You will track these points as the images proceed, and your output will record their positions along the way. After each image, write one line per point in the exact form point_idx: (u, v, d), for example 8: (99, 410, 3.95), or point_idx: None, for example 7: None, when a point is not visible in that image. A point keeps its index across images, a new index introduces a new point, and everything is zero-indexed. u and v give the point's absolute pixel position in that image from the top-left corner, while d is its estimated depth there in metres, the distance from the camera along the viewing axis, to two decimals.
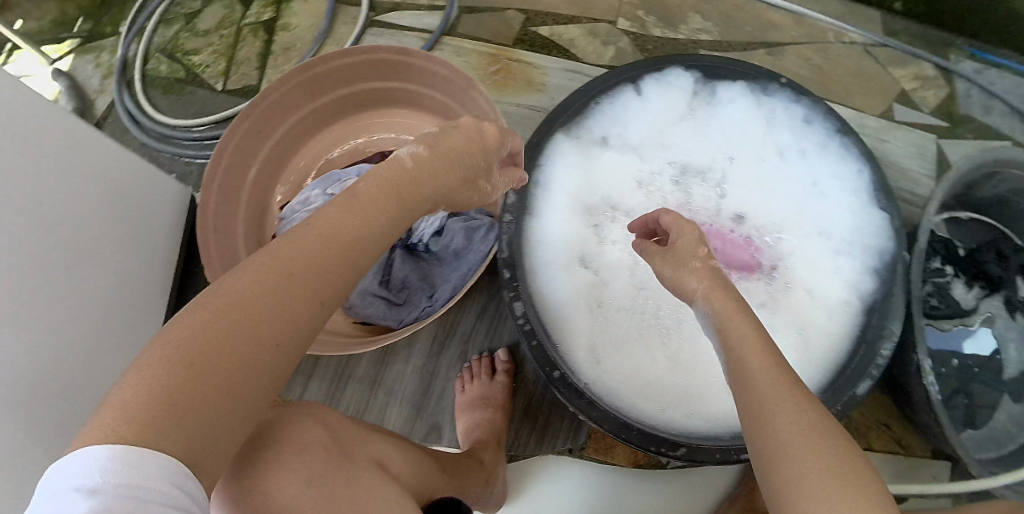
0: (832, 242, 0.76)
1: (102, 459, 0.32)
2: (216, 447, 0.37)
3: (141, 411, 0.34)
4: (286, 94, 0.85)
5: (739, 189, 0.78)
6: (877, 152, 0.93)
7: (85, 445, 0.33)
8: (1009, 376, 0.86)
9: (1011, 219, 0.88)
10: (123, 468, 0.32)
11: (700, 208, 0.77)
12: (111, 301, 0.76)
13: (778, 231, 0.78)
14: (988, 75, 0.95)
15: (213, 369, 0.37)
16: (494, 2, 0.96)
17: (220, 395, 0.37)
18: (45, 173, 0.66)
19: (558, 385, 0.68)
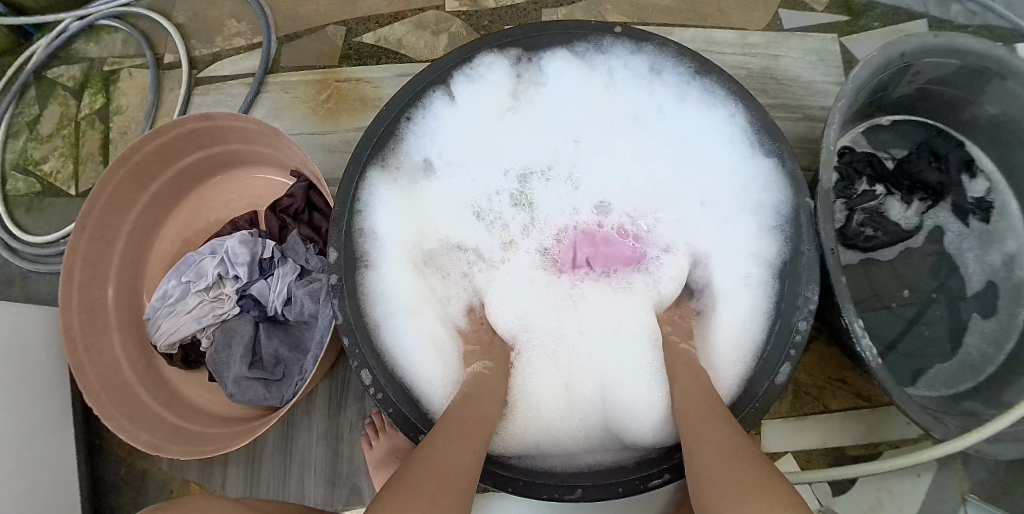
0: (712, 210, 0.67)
1: None
2: None
3: None
4: (117, 192, 0.78)
5: (589, 177, 0.70)
6: (774, 71, 0.79)
7: None
8: (971, 291, 0.73)
9: (941, 111, 0.74)
10: None
11: (552, 217, 0.70)
12: (17, 434, 0.73)
13: (650, 216, 0.69)
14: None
15: None
16: (314, 22, 0.91)
17: None
18: None
19: None
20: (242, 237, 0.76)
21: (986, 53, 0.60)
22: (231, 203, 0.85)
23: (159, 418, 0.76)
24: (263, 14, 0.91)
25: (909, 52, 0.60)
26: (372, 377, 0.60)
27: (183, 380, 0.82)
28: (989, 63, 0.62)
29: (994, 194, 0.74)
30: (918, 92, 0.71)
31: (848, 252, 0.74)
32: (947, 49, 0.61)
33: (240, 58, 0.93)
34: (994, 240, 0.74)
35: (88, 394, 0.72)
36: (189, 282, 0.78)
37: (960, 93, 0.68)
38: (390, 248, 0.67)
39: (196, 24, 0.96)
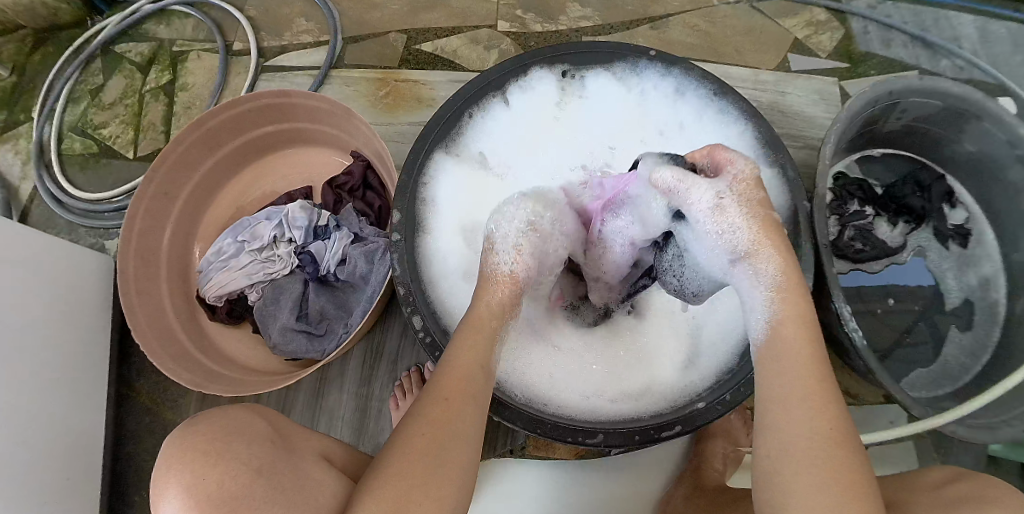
0: None
1: None
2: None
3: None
4: (185, 154, 0.84)
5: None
6: (781, 105, 0.92)
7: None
8: (951, 306, 0.84)
9: (925, 148, 0.87)
10: None
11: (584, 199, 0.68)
12: (56, 370, 0.77)
13: None
14: (884, 8, 0.97)
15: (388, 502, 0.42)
16: (378, 27, 1.02)
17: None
18: None
19: None
20: (302, 204, 0.82)
21: (963, 96, 0.74)
22: (288, 176, 0.92)
23: (199, 362, 0.80)
24: (331, 17, 1.01)
25: (896, 90, 0.73)
26: (423, 322, 0.65)
27: (219, 335, 0.86)
28: (966, 105, 0.75)
29: (972, 223, 0.86)
30: (906, 128, 0.84)
31: (842, 262, 0.84)
32: (929, 90, 0.74)
33: (306, 53, 1.02)
34: (970, 263, 0.85)
35: (137, 333, 0.76)
36: (245, 242, 0.83)
37: (942, 131, 0.81)
38: (443, 222, 0.73)
39: (267, 18, 1.06)
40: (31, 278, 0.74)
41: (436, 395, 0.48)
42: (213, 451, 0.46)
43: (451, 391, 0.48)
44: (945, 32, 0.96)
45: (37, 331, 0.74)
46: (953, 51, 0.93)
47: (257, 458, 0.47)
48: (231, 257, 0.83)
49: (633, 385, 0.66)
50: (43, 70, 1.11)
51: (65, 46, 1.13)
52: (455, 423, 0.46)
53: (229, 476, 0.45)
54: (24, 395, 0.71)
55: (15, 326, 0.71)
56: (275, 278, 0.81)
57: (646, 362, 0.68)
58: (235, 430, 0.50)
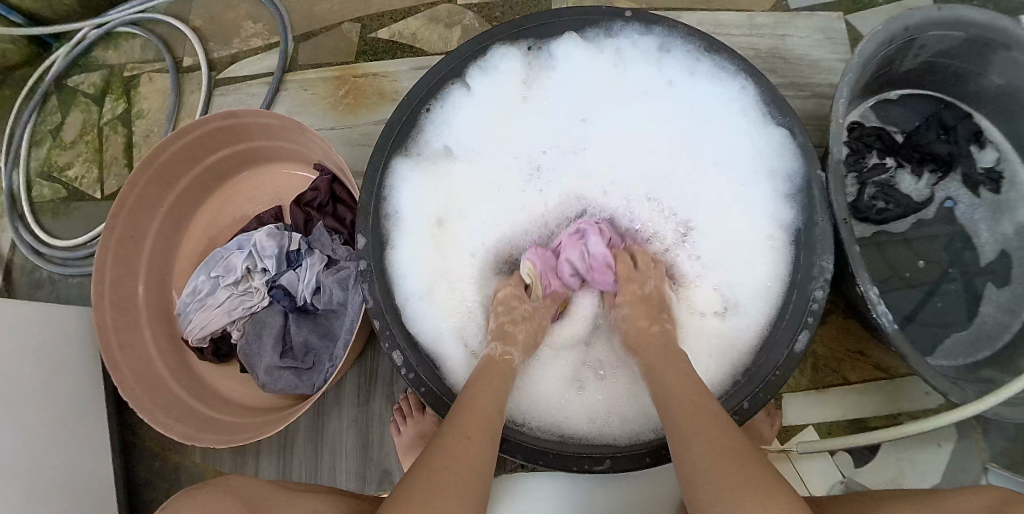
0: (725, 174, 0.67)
1: None
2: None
3: None
4: (145, 192, 0.79)
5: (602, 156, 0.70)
6: (782, 50, 0.82)
7: None
8: (986, 260, 0.75)
9: (949, 84, 0.76)
10: None
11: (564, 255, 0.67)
12: (56, 433, 0.75)
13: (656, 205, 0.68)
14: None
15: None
16: (328, 20, 0.93)
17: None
18: None
19: None
20: (269, 230, 0.77)
21: (987, 24, 0.64)
22: (255, 199, 0.87)
23: (192, 409, 0.77)
24: (277, 16, 0.93)
25: (913, 25, 0.63)
26: (403, 356, 0.61)
27: (212, 374, 0.83)
28: (992, 35, 0.64)
29: (1004, 164, 0.76)
30: (925, 66, 0.73)
31: (864, 225, 0.77)
32: (950, 21, 0.64)
33: (258, 59, 0.95)
34: (1004, 211, 0.75)
35: (123, 389, 0.73)
36: (218, 277, 0.78)
37: (966, 65, 0.71)
38: (416, 233, 0.67)
39: (214, 27, 0.99)
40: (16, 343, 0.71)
41: (434, 448, 0.44)
42: None
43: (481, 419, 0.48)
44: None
45: (31, 398, 0.72)
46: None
47: None
48: (207, 295, 0.79)
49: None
50: (1, 114, 1.07)
51: (19, 85, 1.08)
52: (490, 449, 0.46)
53: None
54: (29, 463, 0.70)
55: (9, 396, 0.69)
56: (254, 313, 0.77)
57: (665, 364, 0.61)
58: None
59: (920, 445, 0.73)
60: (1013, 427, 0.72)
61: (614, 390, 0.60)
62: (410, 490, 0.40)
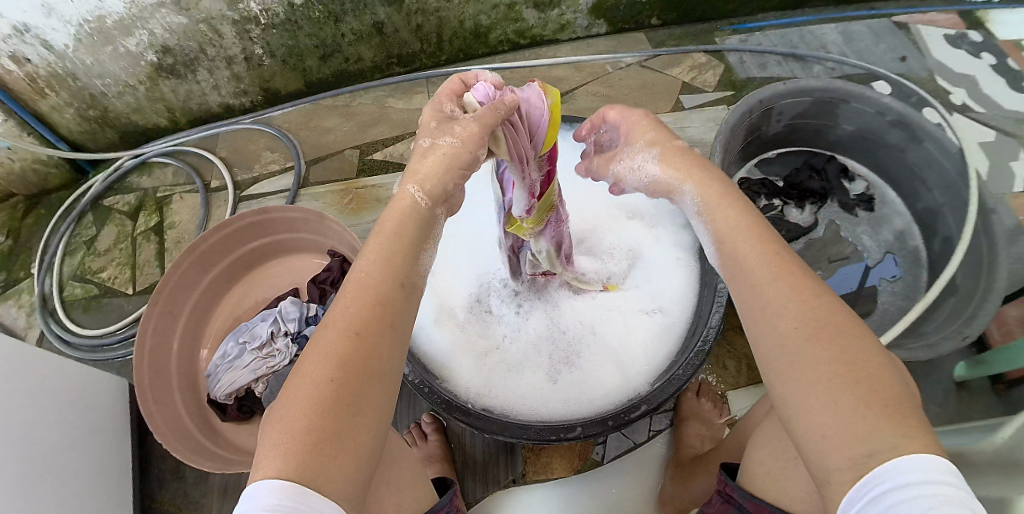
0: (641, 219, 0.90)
1: (273, 491, 0.39)
2: (305, 427, 0.41)
3: (290, 450, 0.41)
4: (185, 274, 0.96)
5: None
6: (682, 137, 1.13)
7: (263, 478, 0.40)
8: (876, 259, 1.02)
9: (814, 140, 1.07)
10: (281, 498, 0.39)
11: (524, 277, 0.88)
12: (87, 483, 0.81)
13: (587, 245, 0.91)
14: (755, 39, 1.26)
15: (305, 424, 0.42)
16: (330, 152, 1.21)
17: (327, 438, 0.42)
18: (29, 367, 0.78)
19: (461, 417, 0.71)
20: (292, 300, 0.95)
21: (824, 88, 0.93)
22: (275, 282, 1.04)
23: (216, 452, 0.86)
24: (294, 146, 1.20)
25: (765, 97, 0.91)
26: (410, 367, 0.75)
27: (233, 431, 0.92)
28: (832, 94, 0.94)
29: (873, 188, 1.06)
30: (790, 128, 1.03)
31: None
32: (795, 90, 0.93)
33: (278, 177, 1.19)
34: (882, 222, 1.04)
35: (158, 434, 0.83)
36: (245, 343, 0.93)
37: (819, 121, 1.01)
38: None
39: (237, 155, 1.24)
40: (65, 392, 0.82)
41: (346, 330, 0.45)
42: None
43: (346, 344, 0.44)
44: (812, 43, 1.25)
45: (72, 443, 0.81)
46: (821, 58, 1.21)
47: None
48: (233, 356, 0.92)
49: (614, 383, 0.77)
50: (36, 230, 1.25)
51: (55, 205, 1.28)
52: (366, 376, 0.44)
53: None
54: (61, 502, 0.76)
55: (55, 436, 0.78)
56: (275, 368, 0.90)
57: (619, 359, 0.79)
58: None
59: None
60: None
61: (582, 383, 0.78)
62: (312, 378, 0.43)
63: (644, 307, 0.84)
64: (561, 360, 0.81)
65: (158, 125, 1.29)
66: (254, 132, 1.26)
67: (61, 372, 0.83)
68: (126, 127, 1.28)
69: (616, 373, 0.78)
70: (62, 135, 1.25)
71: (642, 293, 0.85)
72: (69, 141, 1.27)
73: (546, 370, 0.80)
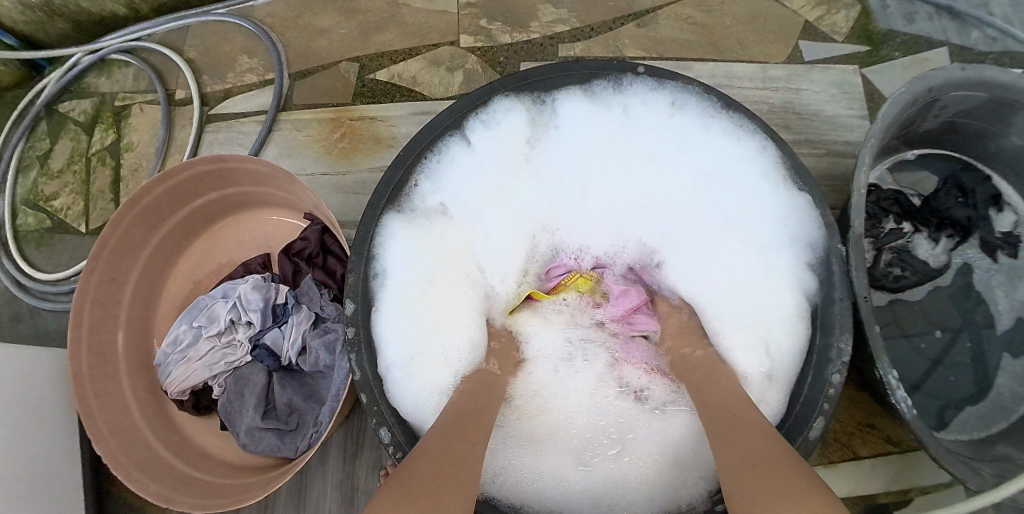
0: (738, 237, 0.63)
1: None
2: None
3: None
4: (128, 235, 0.77)
5: (598, 216, 0.68)
6: (798, 103, 0.80)
7: None
8: (1003, 330, 0.72)
9: (967, 147, 0.73)
10: None
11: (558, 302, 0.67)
12: (21, 484, 0.71)
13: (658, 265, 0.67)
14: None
15: None
16: (322, 62, 0.91)
17: None
18: None
19: None
20: (255, 282, 0.74)
21: (1013, 84, 0.60)
22: (245, 243, 0.84)
23: (168, 462, 0.74)
24: (274, 51, 0.91)
25: (936, 86, 0.60)
26: (391, 434, 0.57)
27: (192, 427, 0.79)
28: (1017, 95, 0.61)
29: (1023, 228, 0.72)
30: (944, 126, 0.71)
31: (879, 293, 0.73)
32: (973, 81, 0.61)
33: (252, 95, 0.92)
34: (1022, 278, 0.72)
35: (97, 441, 0.71)
36: (201, 327, 0.75)
37: (986, 125, 0.67)
38: (410, 296, 0.63)
39: (207, 60, 0.96)
40: None
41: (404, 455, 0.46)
42: None
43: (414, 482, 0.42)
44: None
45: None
46: (983, 21, 0.80)
47: None
48: (188, 342, 0.75)
49: (661, 485, 0.57)
50: None
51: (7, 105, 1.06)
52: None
53: None
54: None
55: None
56: (237, 367, 0.74)
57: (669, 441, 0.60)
58: None
59: None
60: None
61: (614, 471, 0.59)
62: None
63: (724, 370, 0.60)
64: (592, 428, 0.62)
65: (116, 14, 1.00)
66: (227, 28, 0.96)
67: None
68: (79, 16, 1.00)
69: (665, 461, 0.58)
70: (7, 28, 1.00)
71: (738, 341, 0.60)
72: (15, 34, 1.02)
73: (575, 449, 0.61)
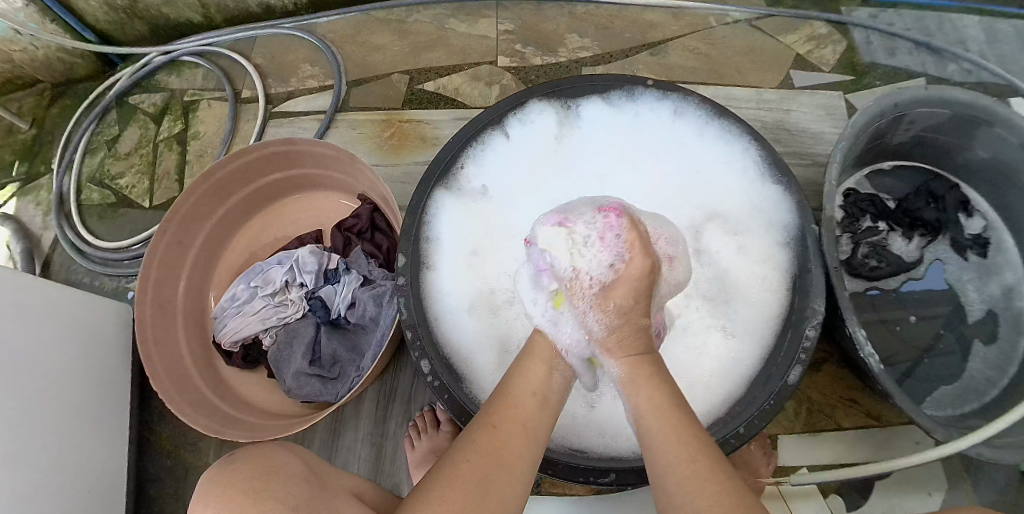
0: (727, 224, 0.74)
1: None
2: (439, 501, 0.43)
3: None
4: (199, 203, 0.87)
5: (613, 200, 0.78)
6: (785, 123, 0.93)
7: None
8: (974, 319, 0.82)
9: (939, 158, 0.85)
10: None
11: None
12: (80, 414, 0.78)
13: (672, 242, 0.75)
14: (885, 17, 0.99)
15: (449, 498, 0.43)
16: (377, 72, 1.05)
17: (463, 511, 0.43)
18: (20, 291, 0.71)
19: None
20: (311, 249, 0.85)
21: (972, 103, 0.72)
22: (298, 220, 0.94)
23: (215, 406, 0.81)
24: (336, 61, 1.05)
25: (902, 102, 0.72)
26: (430, 366, 0.66)
27: (238, 380, 0.87)
28: (974, 112, 0.73)
29: (990, 231, 0.84)
30: (915, 139, 0.82)
31: (857, 281, 0.83)
32: (935, 99, 0.73)
33: (312, 97, 1.06)
34: (991, 273, 0.83)
35: (156, 380, 0.77)
36: (257, 287, 0.84)
37: (951, 139, 0.80)
38: (450, 259, 0.74)
39: (274, 66, 1.10)
40: (61, 318, 0.77)
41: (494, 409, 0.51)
42: (224, 480, 0.46)
43: (462, 453, 0.46)
44: (950, 36, 0.98)
45: (65, 374, 0.76)
46: (959, 54, 0.95)
47: (293, 497, 0.45)
48: (244, 300, 0.84)
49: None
50: (60, 122, 1.17)
51: (82, 97, 1.19)
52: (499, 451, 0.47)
53: (269, 500, 0.44)
54: (50, 435, 0.72)
55: (48, 367, 0.73)
56: (286, 323, 0.82)
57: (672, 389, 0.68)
58: (270, 467, 0.48)
59: (913, 493, 0.75)
60: (1002, 481, 0.75)
61: (623, 412, 0.67)
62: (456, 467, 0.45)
63: (719, 325, 0.70)
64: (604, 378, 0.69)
65: (191, 21, 1.14)
66: (293, 40, 1.11)
67: (53, 298, 0.76)
68: (156, 20, 1.14)
69: None
70: (89, 24, 1.14)
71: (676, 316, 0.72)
72: (96, 30, 1.15)
73: (583, 391, 0.69)
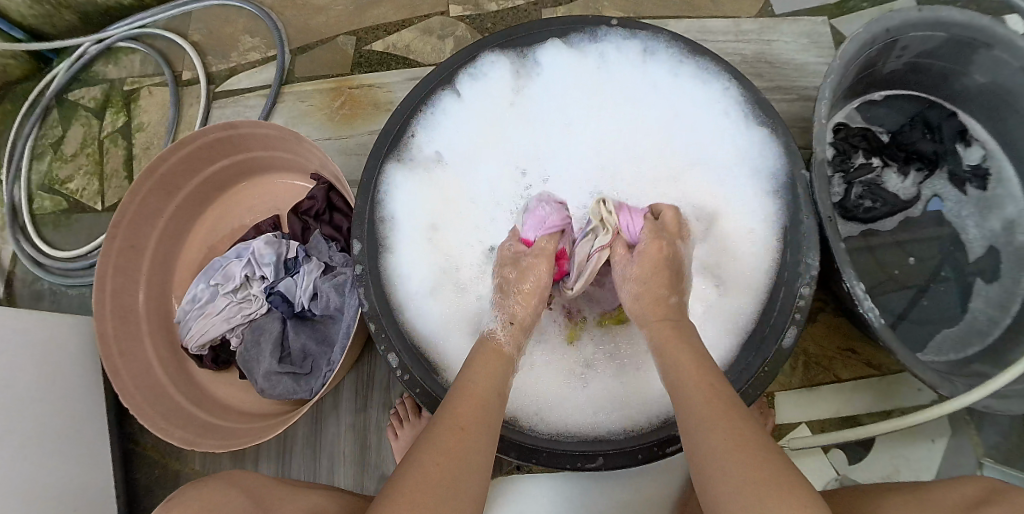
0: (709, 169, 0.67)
1: None
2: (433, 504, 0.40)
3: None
4: (144, 203, 0.81)
5: (580, 152, 0.71)
6: (768, 54, 0.84)
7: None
8: (974, 256, 0.76)
9: (933, 85, 0.78)
10: None
11: None
12: (59, 438, 0.75)
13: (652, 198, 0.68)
14: None
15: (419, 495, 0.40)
16: (320, 38, 0.96)
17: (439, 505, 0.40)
18: None
19: None
20: (267, 239, 0.79)
21: (968, 24, 0.66)
22: (254, 208, 0.89)
23: (191, 414, 0.78)
24: (275, 28, 0.96)
25: (893, 27, 0.64)
26: (399, 359, 0.63)
27: (213, 382, 0.84)
28: (972, 33, 0.67)
29: (989, 161, 0.77)
30: (908, 66, 0.75)
31: (852, 222, 0.77)
32: (930, 22, 0.66)
33: (255, 72, 0.98)
34: (992, 206, 0.76)
35: (125, 396, 0.74)
36: (217, 285, 0.79)
37: (948, 63, 0.73)
38: (409, 239, 0.68)
39: (212, 41, 1.01)
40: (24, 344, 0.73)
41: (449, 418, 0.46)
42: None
43: (463, 418, 0.46)
44: None
45: (37, 400, 0.73)
46: None
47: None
48: (205, 300, 0.80)
49: (650, 394, 0.62)
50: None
51: (19, 99, 1.10)
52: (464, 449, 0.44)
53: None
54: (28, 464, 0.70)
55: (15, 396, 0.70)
56: (251, 320, 0.78)
57: None
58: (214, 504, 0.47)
59: (915, 440, 0.73)
60: (1006, 422, 0.71)
61: (614, 385, 0.63)
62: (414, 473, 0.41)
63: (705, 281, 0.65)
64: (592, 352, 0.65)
65: (122, 3, 1.04)
66: (230, 11, 1.01)
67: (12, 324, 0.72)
68: (84, 7, 1.03)
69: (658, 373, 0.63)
70: (14, 21, 1.04)
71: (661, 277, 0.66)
72: (23, 27, 1.06)
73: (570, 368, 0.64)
